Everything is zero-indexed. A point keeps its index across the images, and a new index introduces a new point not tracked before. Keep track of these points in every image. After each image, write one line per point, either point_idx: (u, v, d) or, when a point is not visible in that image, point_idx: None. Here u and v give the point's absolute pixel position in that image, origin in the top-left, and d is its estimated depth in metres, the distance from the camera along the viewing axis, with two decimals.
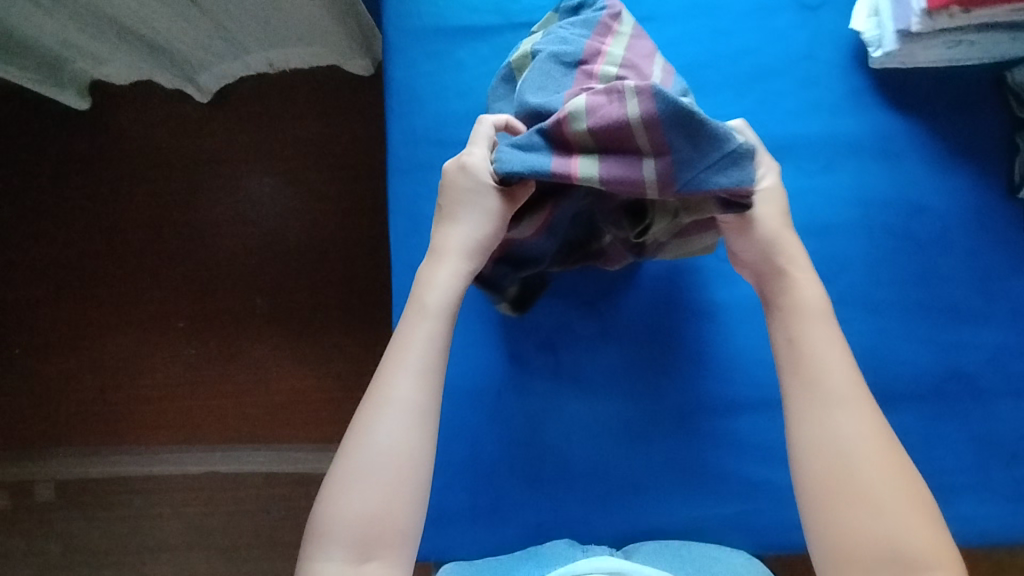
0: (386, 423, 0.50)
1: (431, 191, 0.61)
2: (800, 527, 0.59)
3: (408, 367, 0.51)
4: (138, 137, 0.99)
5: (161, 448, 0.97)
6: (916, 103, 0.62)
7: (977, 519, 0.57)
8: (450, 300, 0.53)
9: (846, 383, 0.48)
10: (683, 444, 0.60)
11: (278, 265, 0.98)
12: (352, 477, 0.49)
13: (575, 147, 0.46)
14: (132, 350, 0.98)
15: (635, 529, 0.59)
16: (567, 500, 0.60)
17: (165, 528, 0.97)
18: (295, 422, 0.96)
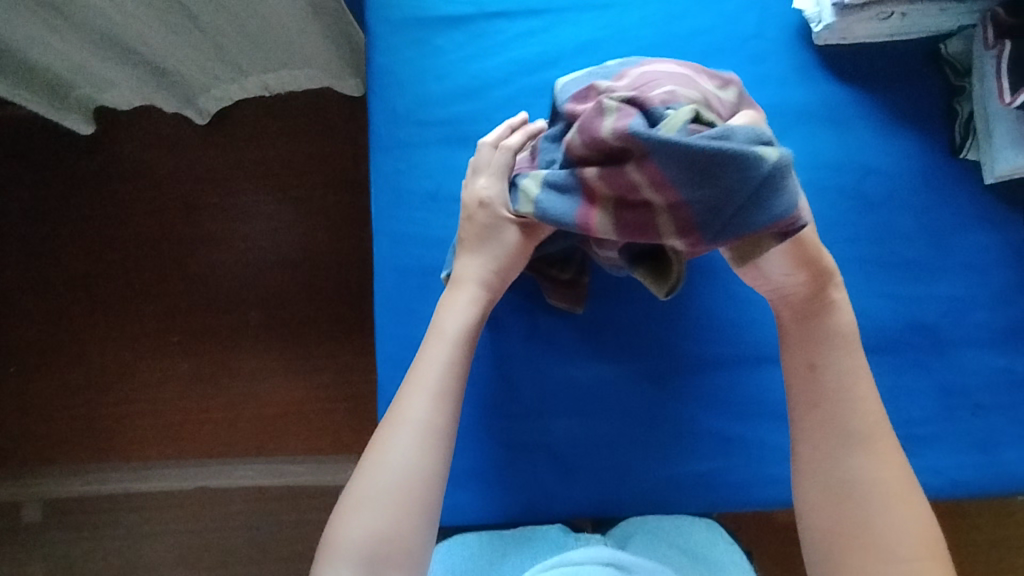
0: (400, 444, 0.52)
1: (412, 165, 0.66)
2: (770, 483, 0.62)
3: (422, 389, 0.53)
4: (134, 155, 1.03)
5: (151, 464, 0.98)
6: (861, 76, 0.66)
7: (938, 468, 0.60)
8: (464, 327, 0.56)
9: (870, 424, 0.51)
10: (662, 402, 0.63)
11: (269, 274, 1.00)
12: (367, 494, 0.51)
13: (595, 200, 0.47)
14: (122, 365, 0.99)
15: (617, 486, 0.63)
16: (552, 459, 0.63)
17: (158, 542, 0.97)
18: (287, 432, 0.97)
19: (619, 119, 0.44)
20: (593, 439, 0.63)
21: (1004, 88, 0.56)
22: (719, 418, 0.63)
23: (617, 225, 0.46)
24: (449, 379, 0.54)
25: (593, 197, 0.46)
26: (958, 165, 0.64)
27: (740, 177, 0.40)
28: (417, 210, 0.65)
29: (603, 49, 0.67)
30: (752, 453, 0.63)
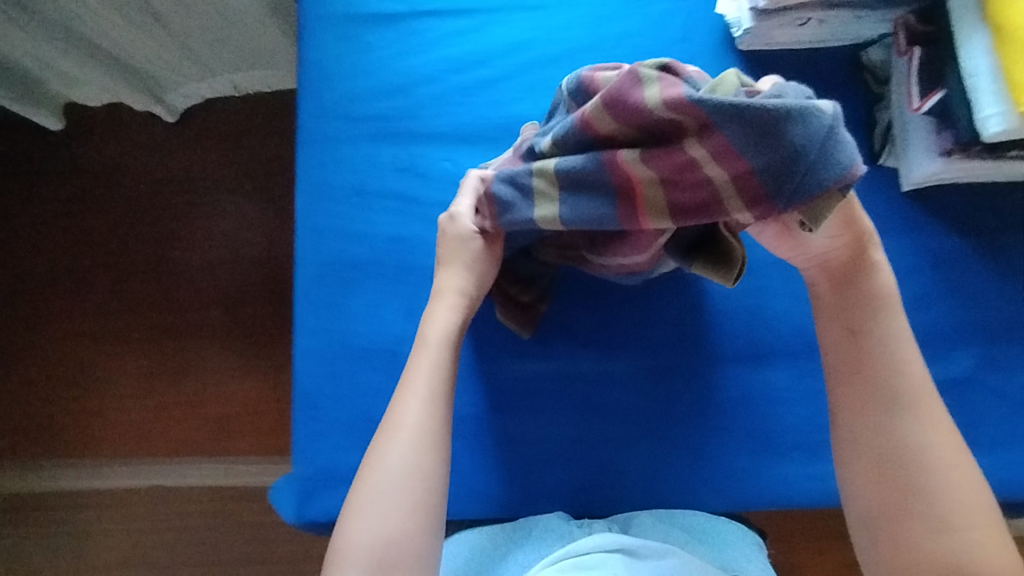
0: (399, 450, 0.51)
1: (336, 161, 0.69)
2: (700, 488, 0.62)
3: (414, 394, 0.52)
4: (96, 150, 1.04)
5: (104, 463, 0.97)
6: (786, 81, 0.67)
7: None
8: (451, 331, 0.55)
9: (920, 387, 0.49)
10: (594, 404, 0.64)
11: (228, 272, 1.00)
12: (369, 502, 0.49)
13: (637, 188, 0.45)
14: (80, 362, 0.99)
15: (547, 489, 0.63)
16: (481, 460, 0.64)
17: (107, 541, 0.96)
18: (240, 433, 0.96)
19: (665, 86, 0.42)
20: (524, 436, 0.64)
21: (914, 94, 0.58)
22: (645, 416, 0.64)
23: (672, 209, 0.44)
24: (443, 381, 0.54)
25: (636, 185, 0.45)
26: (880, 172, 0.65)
27: (803, 133, 0.39)
28: (340, 205, 0.68)
29: (532, 48, 0.70)
30: (679, 456, 0.63)
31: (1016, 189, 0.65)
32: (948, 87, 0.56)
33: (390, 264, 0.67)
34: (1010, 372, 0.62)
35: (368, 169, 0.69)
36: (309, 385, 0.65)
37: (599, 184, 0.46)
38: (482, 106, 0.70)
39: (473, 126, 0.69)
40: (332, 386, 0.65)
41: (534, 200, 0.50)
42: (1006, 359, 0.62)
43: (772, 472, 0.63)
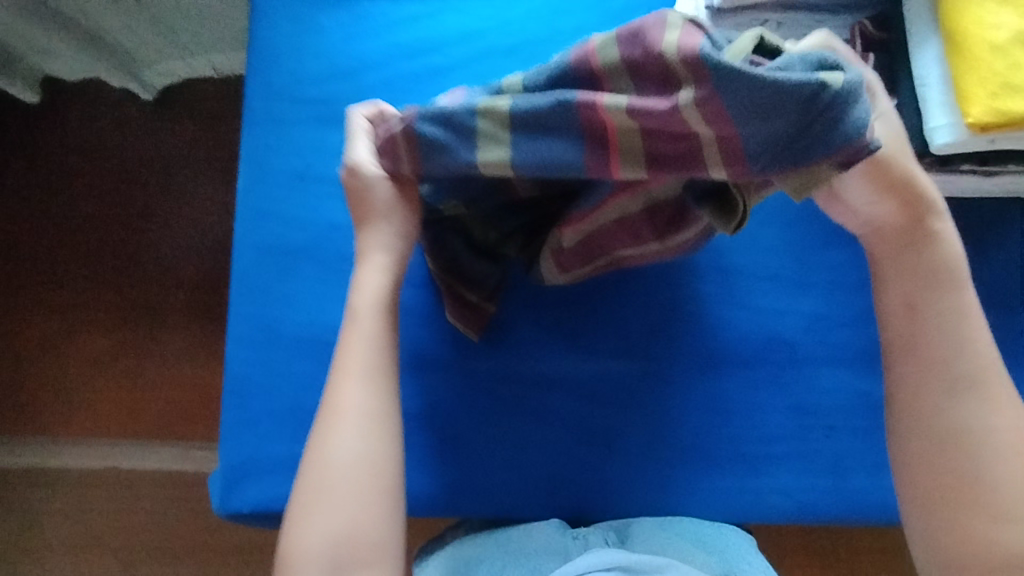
0: (343, 434, 0.49)
1: (280, 142, 0.72)
2: (639, 496, 0.63)
3: (352, 374, 0.50)
4: (69, 125, 1.02)
5: (63, 443, 0.96)
6: None
7: (795, 489, 0.62)
8: (382, 295, 0.53)
9: (981, 367, 0.48)
10: (542, 408, 0.64)
11: (199, 256, 0.99)
12: (317, 495, 0.48)
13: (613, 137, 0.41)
14: (44, 340, 0.98)
15: (488, 491, 0.63)
16: (423, 460, 0.63)
17: (59, 523, 0.95)
18: (202, 420, 0.96)
19: (685, 34, 0.37)
20: (469, 432, 0.64)
21: None
22: (593, 414, 0.64)
23: (649, 160, 0.42)
24: (379, 352, 0.51)
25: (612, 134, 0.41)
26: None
27: (815, 106, 0.36)
28: (283, 187, 0.71)
29: (487, 39, 0.72)
30: (621, 462, 0.63)
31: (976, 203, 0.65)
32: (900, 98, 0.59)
33: (330, 250, 0.70)
34: None
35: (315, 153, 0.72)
36: (248, 365, 0.68)
37: (562, 127, 0.41)
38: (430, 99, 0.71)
39: None
40: (272, 365, 0.68)
41: (478, 140, 0.43)
42: None
43: (718, 475, 0.63)
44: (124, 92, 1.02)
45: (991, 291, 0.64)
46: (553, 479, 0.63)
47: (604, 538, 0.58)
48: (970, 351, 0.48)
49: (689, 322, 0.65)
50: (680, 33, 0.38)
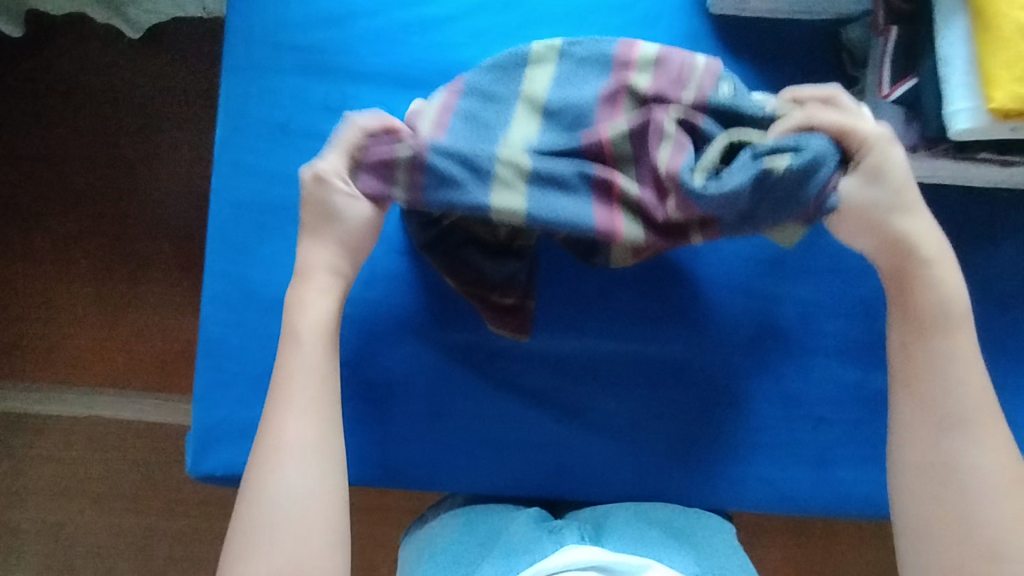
0: (284, 470, 0.53)
1: (258, 91, 0.72)
2: (617, 474, 0.64)
3: (293, 405, 0.54)
4: (58, 60, 1.00)
5: (41, 389, 0.95)
6: (761, 46, 0.66)
7: (774, 473, 0.63)
8: (325, 331, 0.56)
9: (982, 423, 0.51)
10: (528, 381, 0.64)
11: (186, 206, 0.98)
12: (259, 525, 0.51)
13: (618, 208, 0.53)
14: (26, 283, 0.97)
15: (469, 462, 0.64)
16: (407, 426, 0.64)
17: (34, 468, 0.95)
18: (183, 372, 0.95)
19: (672, 154, 0.51)
20: (452, 403, 0.63)
21: (884, 80, 0.58)
22: (575, 393, 0.64)
23: (647, 228, 0.54)
24: (320, 386, 0.55)
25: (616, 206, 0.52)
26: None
27: (773, 196, 0.50)
28: (264, 136, 0.72)
29: None
30: (600, 439, 0.63)
31: (984, 192, 0.63)
32: (919, 76, 0.56)
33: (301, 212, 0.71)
34: None
35: (304, 106, 0.72)
36: (235, 314, 0.70)
37: (572, 189, 0.52)
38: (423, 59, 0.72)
39: (412, 68, 0.72)
40: (258, 315, 0.70)
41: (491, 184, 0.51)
42: None
43: (688, 459, 0.63)
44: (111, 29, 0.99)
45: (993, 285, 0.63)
46: (526, 446, 0.63)
47: (579, 533, 0.60)
48: (957, 395, 0.51)
49: (680, 304, 0.64)
50: (671, 143, 0.52)
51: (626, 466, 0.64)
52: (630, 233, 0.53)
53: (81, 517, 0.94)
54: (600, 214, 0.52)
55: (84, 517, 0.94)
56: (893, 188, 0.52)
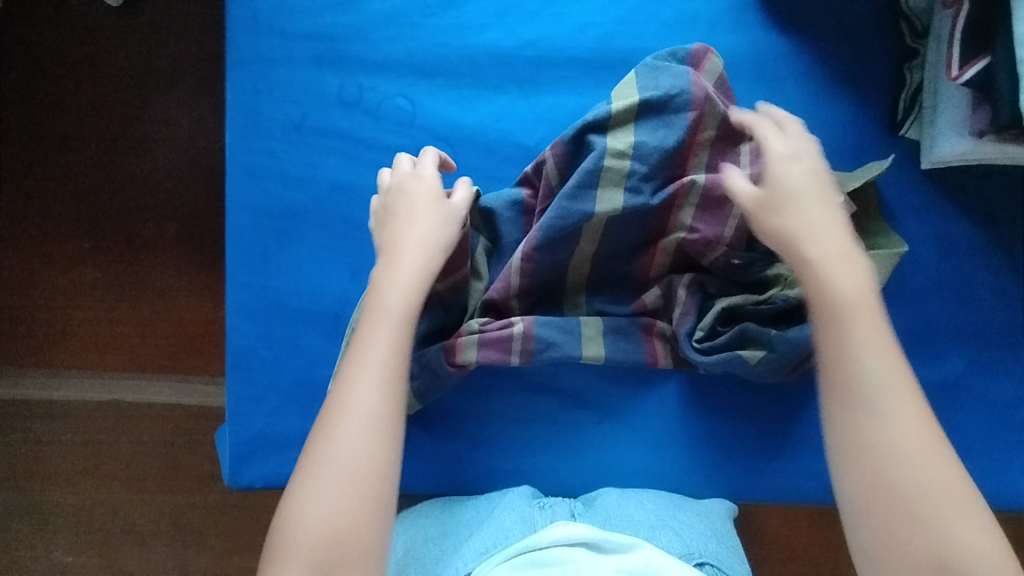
0: (343, 441, 0.51)
1: (270, 86, 0.69)
2: (636, 449, 0.70)
3: (388, 315, 0.55)
4: (55, 42, 1.02)
5: (67, 375, 1.04)
6: (794, 22, 0.70)
7: (782, 434, 0.71)
8: (405, 305, 0.55)
9: (891, 376, 0.49)
10: (556, 368, 0.70)
11: (187, 190, 1.02)
12: (336, 430, 0.51)
13: (653, 342, 0.68)
14: (39, 272, 1.03)
15: (505, 436, 0.70)
16: (451, 398, 0.70)
17: (67, 452, 1.04)
18: (205, 357, 1.03)
19: (683, 316, 0.66)
20: (487, 379, 0.70)
21: (953, 62, 0.61)
22: (601, 374, 0.70)
23: (675, 359, 0.69)
24: (394, 359, 0.53)
25: (652, 342, 0.68)
26: (898, 142, 0.70)
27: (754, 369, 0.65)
28: (278, 137, 0.69)
29: None
30: (623, 417, 0.70)
31: (994, 168, 0.70)
32: (993, 57, 0.58)
33: (330, 213, 0.69)
34: (946, 351, 0.69)
35: (355, 70, 0.70)
36: (279, 284, 0.69)
37: (618, 327, 0.68)
38: (482, 20, 0.70)
39: (433, 54, 0.70)
40: (305, 286, 0.69)
41: (568, 341, 0.67)
42: (941, 335, 0.69)
43: (707, 420, 0.71)
44: (107, 15, 1.02)
45: (993, 252, 0.70)
46: (563, 411, 0.70)
47: (569, 510, 0.65)
48: (849, 361, 0.49)
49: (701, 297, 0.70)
50: (681, 310, 0.66)
51: (657, 423, 0.70)
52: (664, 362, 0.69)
53: (113, 496, 1.04)
54: (642, 350, 0.68)
55: (116, 497, 1.04)
56: (782, 189, 0.54)
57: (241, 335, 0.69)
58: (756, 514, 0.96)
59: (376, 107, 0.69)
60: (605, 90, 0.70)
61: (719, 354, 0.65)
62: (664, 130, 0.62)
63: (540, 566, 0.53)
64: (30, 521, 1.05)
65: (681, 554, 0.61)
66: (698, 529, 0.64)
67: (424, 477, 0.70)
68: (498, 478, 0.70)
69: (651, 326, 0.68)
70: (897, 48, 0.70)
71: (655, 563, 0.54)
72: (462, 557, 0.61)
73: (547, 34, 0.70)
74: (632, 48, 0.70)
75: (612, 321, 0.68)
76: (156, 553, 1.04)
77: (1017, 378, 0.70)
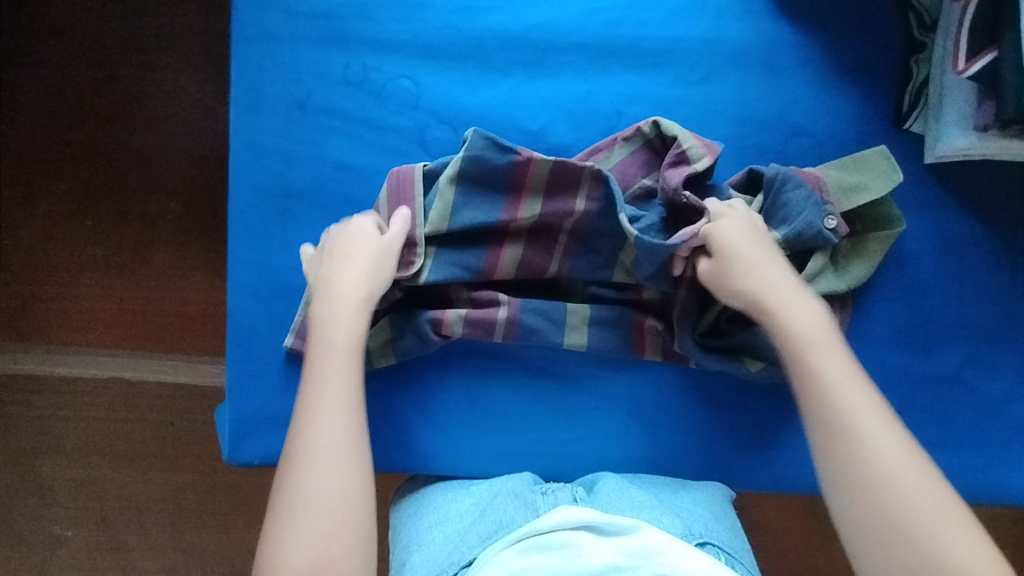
0: (312, 471, 0.55)
1: (275, 66, 0.69)
2: (635, 436, 0.71)
3: (334, 351, 0.59)
4: (58, 17, 1.01)
5: (66, 350, 1.04)
6: (801, 12, 0.70)
7: (779, 424, 0.71)
8: (350, 339, 0.60)
9: (874, 419, 0.54)
10: (557, 354, 0.70)
11: (188, 168, 1.02)
12: (304, 463, 0.55)
13: (647, 332, 0.69)
14: (39, 247, 1.03)
15: (505, 422, 0.70)
16: (450, 382, 0.70)
17: (66, 427, 1.05)
18: (205, 335, 1.03)
19: (681, 314, 0.67)
20: (487, 365, 0.70)
21: (960, 56, 0.60)
22: (601, 361, 0.70)
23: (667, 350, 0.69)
24: (347, 390, 0.58)
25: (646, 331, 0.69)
26: (902, 136, 0.70)
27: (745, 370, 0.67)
28: (283, 117, 0.69)
29: None
30: (623, 405, 0.71)
31: (997, 164, 0.70)
32: (1000, 51, 0.58)
33: (333, 193, 0.69)
34: (942, 345, 0.70)
35: (360, 50, 0.69)
36: (281, 264, 0.70)
37: (611, 318, 0.69)
38: (489, 2, 0.70)
39: (440, 36, 0.70)
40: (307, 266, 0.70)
41: (563, 330, 0.68)
42: (939, 330, 0.70)
43: (704, 410, 0.71)
44: None
45: (993, 248, 0.70)
46: (563, 398, 0.70)
47: (571, 495, 0.66)
48: (825, 396, 0.55)
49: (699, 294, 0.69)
50: (680, 310, 0.67)
51: (657, 412, 0.71)
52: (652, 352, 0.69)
53: (111, 471, 1.04)
54: (633, 341, 0.69)
55: (114, 472, 1.04)
56: (739, 256, 0.61)
57: (242, 314, 0.69)
58: (750, 505, 0.97)
59: (381, 89, 0.69)
60: (611, 76, 0.70)
61: (716, 359, 0.67)
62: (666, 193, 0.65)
63: (545, 550, 0.54)
64: (31, 495, 1.05)
65: (682, 534, 0.62)
66: (698, 513, 0.65)
67: (414, 460, 0.70)
68: (491, 461, 0.70)
69: (641, 321, 0.69)
70: (904, 41, 0.70)
71: (655, 544, 0.54)
72: (466, 543, 0.62)
73: (555, 18, 0.70)
74: (641, 35, 0.70)
75: (606, 311, 0.69)
76: (154, 528, 1.05)
77: (1012, 374, 0.70)
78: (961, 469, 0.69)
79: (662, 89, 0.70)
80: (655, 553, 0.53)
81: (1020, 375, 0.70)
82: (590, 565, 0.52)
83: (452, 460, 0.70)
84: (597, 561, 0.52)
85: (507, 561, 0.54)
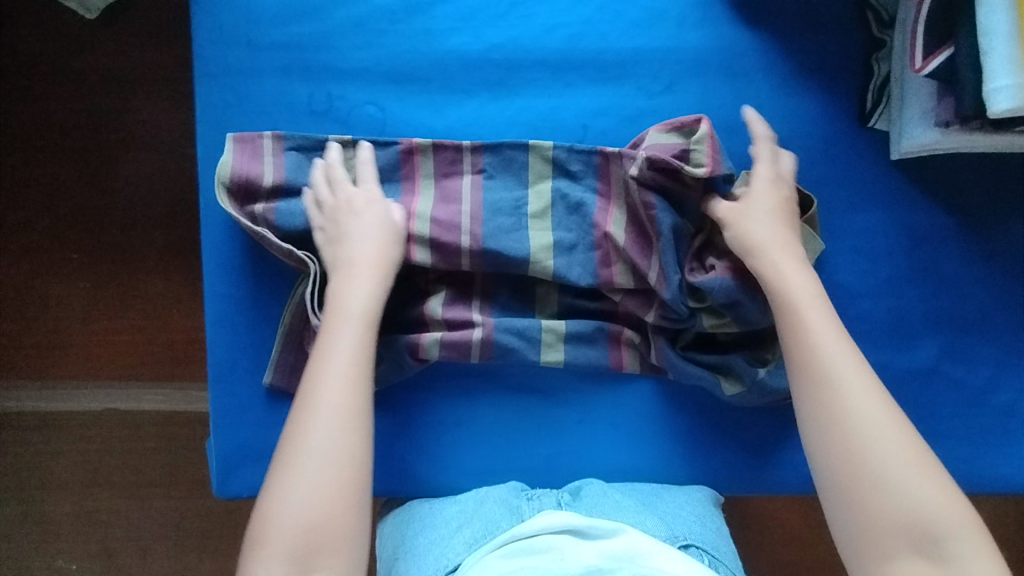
0: (319, 431, 0.56)
1: (240, 98, 0.69)
2: (622, 444, 0.71)
3: (344, 317, 0.61)
4: (29, 54, 1.01)
5: (59, 384, 1.04)
6: (761, 16, 0.71)
7: (764, 425, 0.71)
8: (364, 310, 0.61)
9: (892, 448, 0.54)
10: (538, 368, 0.70)
11: (167, 197, 1.02)
12: (310, 425, 0.56)
13: (625, 342, 0.69)
14: (27, 284, 1.03)
15: (489, 435, 0.70)
16: (433, 400, 0.70)
17: (64, 462, 1.05)
18: (195, 362, 1.04)
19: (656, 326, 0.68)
20: (469, 381, 0.70)
21: (917, 54, 0.60)
22: (583, 372, 0.71)
23: (642, 361, 0.70)
24: (355, 358, 0.59)
25: (624, 339, 0.69)
26: (867, 134, 0.70)
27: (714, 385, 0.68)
28: None
29: None
30: (606, 412, 0.71)
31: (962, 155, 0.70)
32: (956, 46, 0.59)
33: None
34: (920, 337, 0.70)
35: (323, 78, 0.70)
36: (259, 295, 0.70)
37: (586, 331, 0.69)
38: (449, 24, 0.70)
39: (401, 60, 0.70)
40: (284, 296, 0.70)
41: (537, 346, 0.68)
42: (916, 323, 0.70)
43: (687, 413, 0.71)
44: (78, 24, 1.01)
45: (964, 238, 0.70)
46: (546, 410, 0.71)
47: (556, 500, 0.66)
48: (839, 415, 0.56)
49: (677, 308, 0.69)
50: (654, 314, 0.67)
51: (641, 417, 0.71)
52: (630, 364, 0.70)
53: (111, 502, 1.05)
54: (608, 352, 0.69)
55: (114, 503, 1.05)
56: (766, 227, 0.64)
57: (221, 347, 0.70)
58: (746, 501, 0.97)
59: (346, 116, 0.70)
60: (576, 91, 0.70)
61: (684, 373, 0.68)
62: (579, 185, 0.68)
63: (528, 554, 0.54)
64: (34, 532, 1.06)
65: (666, 537, 0.63)
66: (683, 515, 0.66)
67: (401, 482, 0.70)
68: (479, 478, 0.70)
69: (619, 333, 0.69)
70: (863, 39, 0.71)
71: (638, 544, 0.54)
72: (453, 549, 0.62)
73: (516, 36, 0.70)
74: (603, 49, 0.70)
75: (582, 322, 0.69)
76: (158, 558, 1.05)
77: (990, 362, 0.70)
78: (943, 458, 0.70)
79: (627, 100, 0.70)
80: (639, 556, 0.53)
81: (997, 362, 0.70)
82: (573, 568, 0.52)
83: (439, 480, 0.70)
84: (579, 564, 0.52)
85: (492, 565, 0.55)
